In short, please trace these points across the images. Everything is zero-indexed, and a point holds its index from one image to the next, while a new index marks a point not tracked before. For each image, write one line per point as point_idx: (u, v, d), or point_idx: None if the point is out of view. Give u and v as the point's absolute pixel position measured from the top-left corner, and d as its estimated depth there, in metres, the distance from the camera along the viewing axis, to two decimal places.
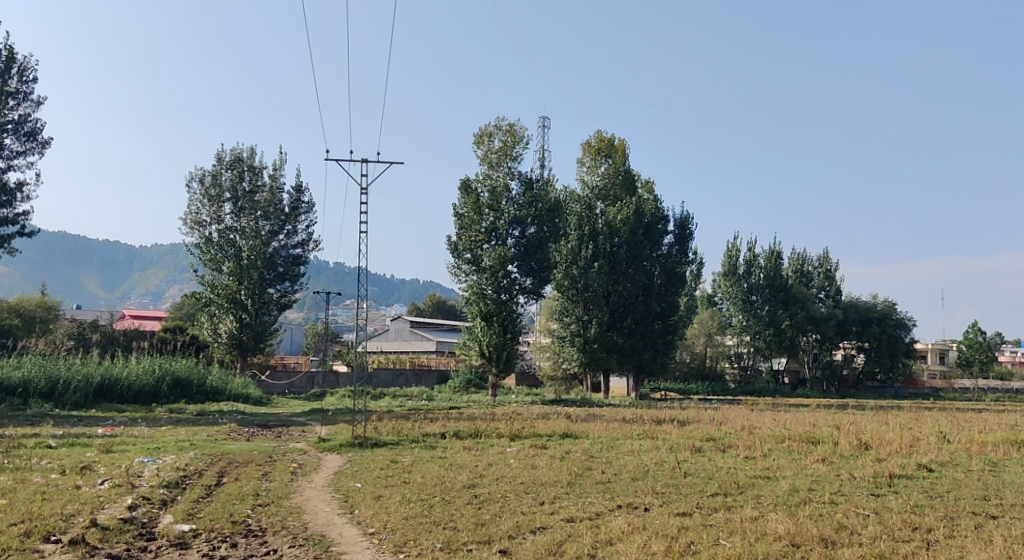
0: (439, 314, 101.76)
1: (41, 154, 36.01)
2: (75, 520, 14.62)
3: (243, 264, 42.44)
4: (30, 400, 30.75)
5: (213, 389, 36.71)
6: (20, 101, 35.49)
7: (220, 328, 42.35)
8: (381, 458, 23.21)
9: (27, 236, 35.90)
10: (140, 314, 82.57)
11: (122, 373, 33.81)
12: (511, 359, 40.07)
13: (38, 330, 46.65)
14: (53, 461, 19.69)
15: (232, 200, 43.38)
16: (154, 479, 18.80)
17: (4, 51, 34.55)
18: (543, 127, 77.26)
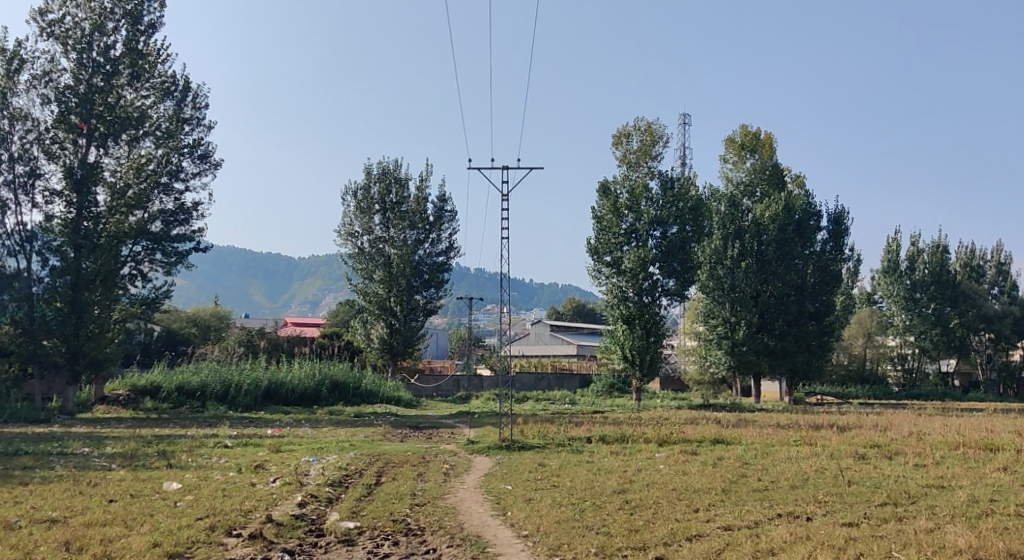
0: (580, 317, 101.97)
1: (213, 175, 38.35)
2: (253, 516, 15.51)
3: (392, 273, 43.87)
4: (207, 403, 33.32)
5: (369, 390, 38.06)
6: (194, 126, 37.96)
7: (372, 333, 43.92)
8: (529, 461, 23.45)
9: (202, 251, 38.39)
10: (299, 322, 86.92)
11: (286, 377, 35.69)
12: (656, 363, 39.52)
13: (210, 338, 49.75)
14: (230, 459, 20.97)
15: (381, 211, 44.82)
16: (320, 478, 19.69)
17: (181, 81, 37.05)
18: (682, 122, 76.53)
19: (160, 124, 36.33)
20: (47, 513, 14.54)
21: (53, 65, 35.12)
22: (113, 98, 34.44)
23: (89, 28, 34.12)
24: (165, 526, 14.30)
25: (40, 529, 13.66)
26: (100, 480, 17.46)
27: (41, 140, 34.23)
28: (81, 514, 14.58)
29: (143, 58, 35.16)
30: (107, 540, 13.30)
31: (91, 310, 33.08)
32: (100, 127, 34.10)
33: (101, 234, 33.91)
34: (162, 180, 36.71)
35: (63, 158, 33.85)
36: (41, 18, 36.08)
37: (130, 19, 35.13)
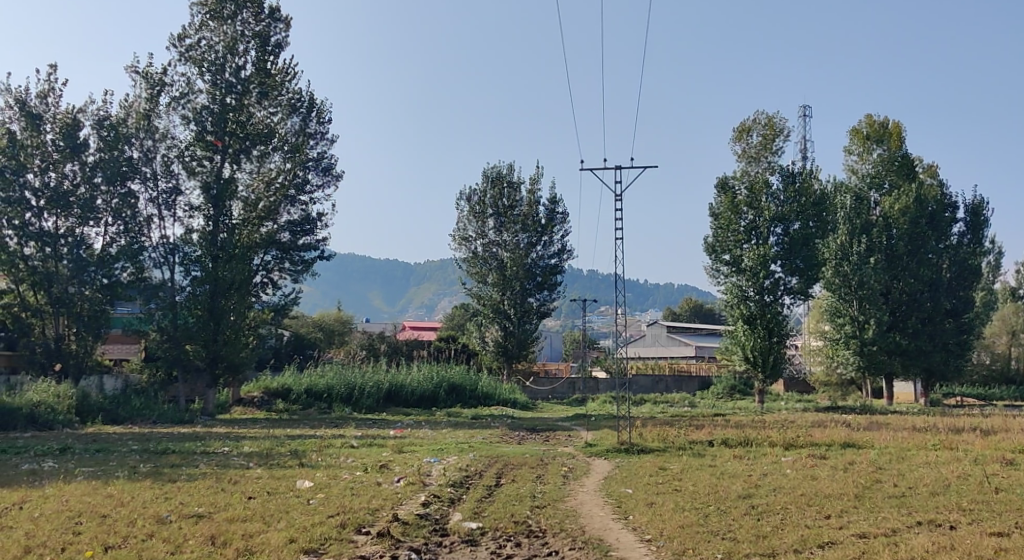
0: (697, 318, 100.20)
1: (336, 187, 39.45)
2: (380, 514, 15.79)
3: (506, 276, 44.14)
4: (333, 404, 34.90)
5: (487, 393, 38.07)
6: (318, 141, 39.12)
7: (487, 336, 44.31)
8: (649, 465, 23.07)
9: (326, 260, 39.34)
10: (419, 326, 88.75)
11: (405, 379, 36.52)
12: (779, 364, 38.39)
13: (334, 342, 51.21)
14: (356, 460, 21.54)
15: (495, 215, 45.06)
16: (442, 478, 19.94)
17: (307, 97, 38.31)
18: (804, 116, 74.24)
19: (288, 140, 37.64)
20: (194, 509, 15.18)
21: (190, 87, 37.05)
22: (244, 117, 36.37)
23: (222, 51, 36.07)
24: (299, 522, 14.72)
25: (186, 523, 14.26)
26: (239, 477, 18.17)
27: (181, 158, 36.37)
28: (223, 510, 15.18)
29: (271, 77, 36.87)
30: (247, 535, 13.77)
31: (227, 316, 35.08)
32: (233, 143, 36.18)
33: (236, 244, 35.92)
34: (290, 193, 37.90)
35: (201, 175, 36.02)
36: (179, 43, 38.05)
37: (258, 40, 36.67)
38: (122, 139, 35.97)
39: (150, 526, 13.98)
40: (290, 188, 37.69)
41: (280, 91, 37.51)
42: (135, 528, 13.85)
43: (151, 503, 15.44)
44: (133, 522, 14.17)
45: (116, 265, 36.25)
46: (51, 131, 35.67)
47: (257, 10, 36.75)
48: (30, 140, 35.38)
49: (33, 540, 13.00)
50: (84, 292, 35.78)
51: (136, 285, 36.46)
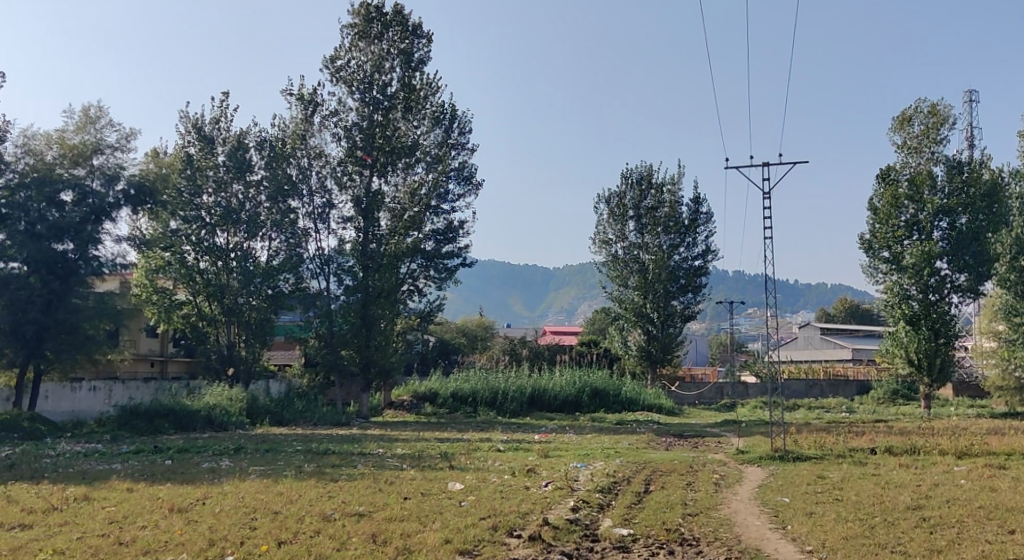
0: (854, 319, 95.74)
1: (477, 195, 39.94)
2: (530, 518, 15.70)
3: (649, 278, 43.45)
4: (478, 408, 35.55)
5: (631, 397, 37.50)
6: (461, 150, 39.69)
7: (630, 340, 43.99)
8: (807, 473, 22.02)
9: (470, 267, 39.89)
10: (565, 331, 88.91)
11: (548, 384, 36.52)
12: (947, 367, 36.22)
13: (479, 347, 51.92)
14: (505, 463, 21.65)
15: (636, 217, 44.49)
16: (590, 484, 19.69)
17: (449, 109, 39.03)
18: (971, 101, 69.44)
19: (431, 151, 38.43)
20: (355, 507, 15.56)
21: (342, 105, 38.47)
22: (390, 131, 37.48)
23: (370, 69, 37.32)
24: (453, 523, 14.81)
25: (349, 521, 14.61)
26: (395, 478, 18.56)
27: (334, 173, 37.81)
28: (382, 509, 15.48)
29: (415, 92, 37.78)
30: (406, 534, 13.98)
31: (378, 323, 36.58)
32: (381, 157, 37.33)
33: (386, 253, 37.17)
34: (434, 203, 38.65)
35: (352, 189, 37.44)
36: (331, 64, 39.75)
37: (403, 57, 37.63)
38: (282, 158, 37.85)
39: (317, 523, 14.41)
40: (434, 199, 38.45)
41: (423, 105, 38.38)
42: (303, 524, 14.28)
43: (316, 501, 15.92)
44: (302, 519, 14.64)
45: (280, 276, 37.87)
46: (222, 153, 37.87)
47: (402, 28, 37.76)
48: (205, 162, 37.81)
49: (215, 533, 13.59)
50: (252, 301, 37.65)
51: (297, 294, 38.07)
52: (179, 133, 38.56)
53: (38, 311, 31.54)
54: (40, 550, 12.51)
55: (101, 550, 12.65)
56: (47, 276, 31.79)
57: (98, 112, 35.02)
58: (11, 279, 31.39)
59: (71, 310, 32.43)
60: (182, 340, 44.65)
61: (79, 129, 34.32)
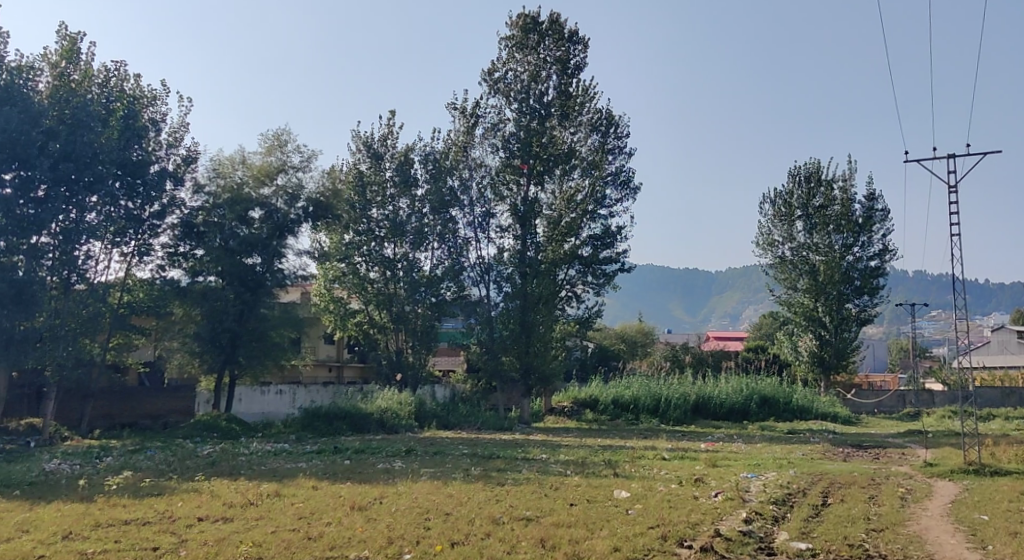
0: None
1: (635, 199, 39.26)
2: (701, 529, 15.10)
3: (820, 281, 41.47)
4: (640, 416, 35.00)
5: (803, 405, 35.79)
6: (618, 154, 39.10)
7: (801, 346, 42.38)
8: (1007, 489, 20.18)
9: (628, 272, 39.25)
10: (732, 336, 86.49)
11: (714, 392, 35.39)
12: None
13: (639, 354, 51.27)
14: (671, 472, 21.09)
15: (804, 217, 42.61)
16: (763, 495, 18.80)
17: (605, 113, 38.63)
18: None
19: (588, 158, 38.17)
20: (523, 512, 15.48)
21: (502, 117, 38.97)
22: (547, 139, 37.58)
23: (527, 80, 37.63)
24: (622, 531, 14.46)
25: (518, 525, 14.55)
26: (560, 484, 18.40)
27: (493, 183, 38.35)
28: (550, 515, 15.32)
29: (571, 99, 37.75)
30: (575, 540, 13.76)
31: (537, 328, 36.91)
32: (538, 165, 37.52)
33: (543, 260, 37.34)
34: (591, 208, 38.31)
35: (509, 198, 37.87)
36: (490, 76, 40.41)
37: (559, 65, 37.67)
38: (445, 171, 38.90)
39: (487, 526, 14.42)
40: (592, 204, 38.14)
41: (580, 112, 38.22)
42: (474, 526, 14.32)
43: (486, 504, 15.97)
44: (473, 521, 14.70)
45: (442, 285, 38.88)
46: (389, 168, 39.12)
47: (558, 37, 37.85)
48: (374, 177, 39.04)
49: (393, 532, 13.83)
50: (417, 309, 38.81)
51: (458, 302, 38.99)
52: (351, 151, 39.97)
53: (232, 320, 34.33)
54: (240, 542, 13.06)
55: (292, 544, 13.08)
56: (240, 289, 34.50)
57: (288, 136, 37.18)
58: (209, 292, 34.13)
59: (260, 319, 35.10)
60: (356, 346, 46.35)
61: (268, 152, 36.62)
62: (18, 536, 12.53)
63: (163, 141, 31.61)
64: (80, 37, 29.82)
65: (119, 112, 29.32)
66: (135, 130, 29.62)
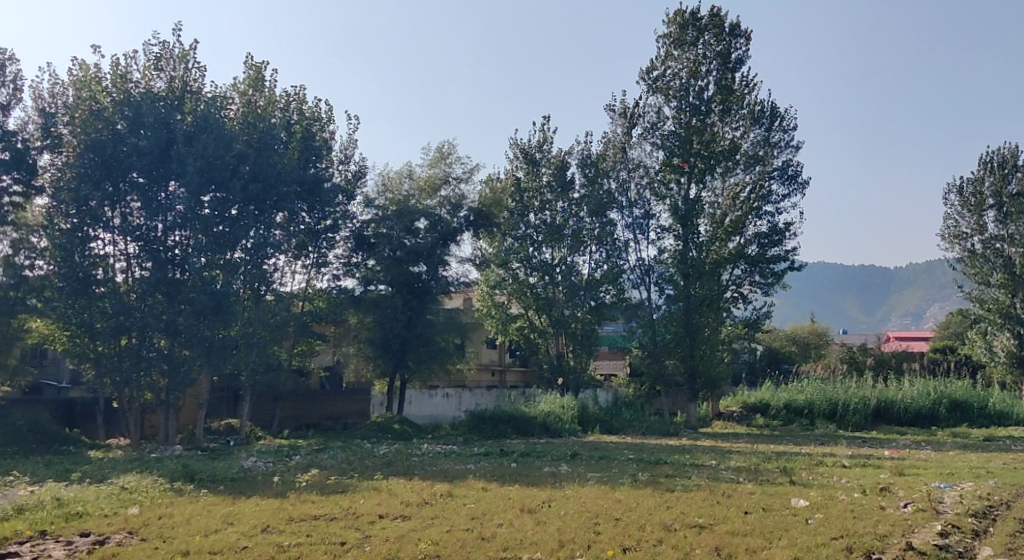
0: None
1: (803, 194, 37.53)
2: (890, 541, 14.02)
3: (1016, 274, 38.24)
4: (815, 421, 33.36)
5: (1000, 410, 32.99)
6: (785, 148, 37.54)
7: (996, 345, 39.31)
8: None
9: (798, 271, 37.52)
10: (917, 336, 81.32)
11: (897, 396, 33.22)
12: None
13: (812, 357, 49.01)
14: (852, 480, 19.86)
15: (996, 206, 39.42)
16: (959, 507, 17.25)
17: (769, 105, 37.24)
18: None
19: (752, 153, 36.90)
20: (696, 519, 14.89)
21: (661, 116, 38.22)
22: (708, 135, 36.50)
23: (686, 76, 36.71)
24: (803, 541, 13.64)
25: (691, 533, 13.99)
26: (732, 491, 17.65)
27: (652, 184, 37.65)
28: (724, 523, 14.65)
29: (734, 93, 36.53)
30: (753, 550, 13.08)
31: (702, 331, 35.94)
32: (699, 164, 36.46)
33: (706, 261, 36.34)
34: (757, 205, 36.90)
35: (671, 197, 36.93)
36: (647, 76, 39.82)
37: (720, 60, 36.62)
38: (602, 173, 38.31)
39: (659, 532, 13.94)
40: (758, 200, 36.75)
41: (742, 105, 36.90)
42: (646, 532, 13.89)
43: (656, 510, 15.49)
44: (644, 527, 14.27)
45: (601, 288, 38.50)
46: (547, 173, 38.89)
47: (719, 30, 36.76)
48: (532, 183, 38.90)
49: (564, 535, 13.60)
50: (577, 313, 38.64)
51: (619, 305, 38.53)
52: (509, 158, 40.10)
53: (402, 327, 35.43)
54: (419, 540, 13.18)
55: (468, 544, 13.11)
56: (407, 295, 35.72)
57: (450, 147, 38.07)
58: (380, 300, 35.28)
59: (426, 325, 36.08)
60: (519, 351, 46.69)
61: (433, 164, 37.60)
62: (221, 527, 13.14)
63: (336, 158, 32.82)
64: (265, 66, 31.63)
65: (298, 136, 30.92)
66: (314, 150, 31.13)
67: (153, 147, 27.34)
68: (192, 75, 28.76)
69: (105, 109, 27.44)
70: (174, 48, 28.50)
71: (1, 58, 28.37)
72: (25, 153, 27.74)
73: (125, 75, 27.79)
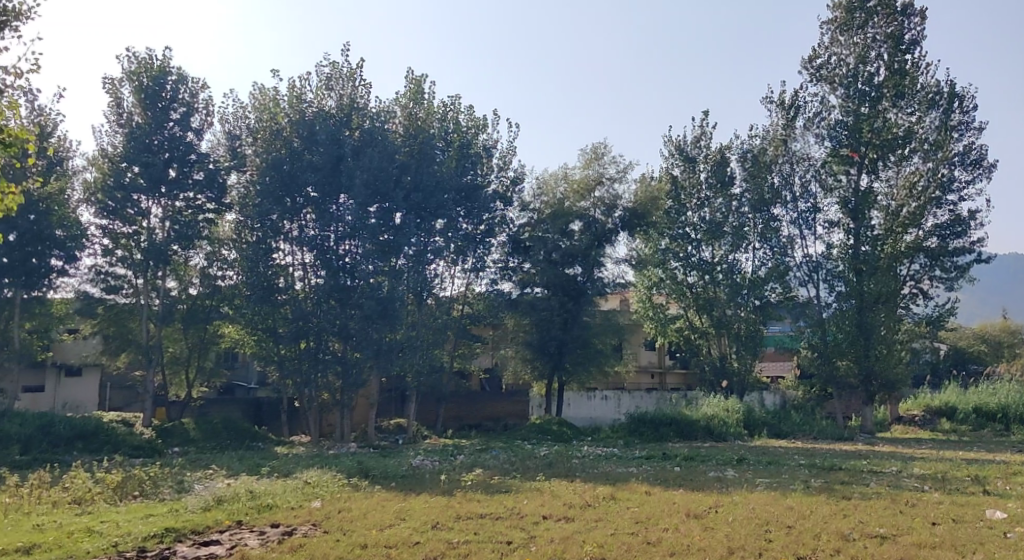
0: None
1: (990, 179, 34.33)
2: None
3: None
4: (1011, 426, 30.85)
5: None
6: (967, 131, 34.59)
7: None
8: None
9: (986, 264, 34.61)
10: None
11: None
12: None
13: (1003, 356, 45.21)
14: None
15: None
16: None
17: (947, 86, 34.50)
18: None
19: (929, 138, 34.12)
20: (876, 529, 13.87)
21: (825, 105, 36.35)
22: (880, 123, 34.39)
23: (853, 62, 34.71)
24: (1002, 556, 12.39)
25: (872, 543, 13.03)
26: (917, 500, 16.35)
27: (819, 176, 35.95)
28: (909, 534, 13.56)
29: (908, 77, 34.07)
30: None
31: (877, 330, 33.98)
32: (870, 153, 34.58)
33: (881, 256, 34.37)
34: (937, 195, 34.15)
35: (839, 190, 35.47)
36: (810, 64, 38.08)
37: (891, 42, 34.17)
38: (764, 167, 36.80)
39: (836, 542, 13.05)
40: (938, 189, 34.01)
41: (917, 89, 34.29)
42: (822, 541, 13.03)
43: (833, 519, 14.54)
44: (820, 535, 13.40)
45: (766, 287, 36.90)
46: (705, 170, 37.55)
47: (889, 11, 34.34)
48: (688, 181, 37.86)
49: (734, 542, 12.96)
50: (740, 313, 37.12)
51: (785, 304, 36.92)
52: (664, 156, 39.13)
53: (558, 329, 35.41)
54: (585, 542, 12.89)
55: (634, 547, 12.68)
56: (564, 298, 35.53)
57: (603, 148, 37.35)
58: (537, 303, 35.30)
59: (583, 328, 35.92)
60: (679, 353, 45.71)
61: (585, 165, 36.85)
62: (395, 522, 13.35)
63: (496, 165, 33.07)
64: (426, 81, 32.45)
65: (455, 144, 31.21)
66: (470, 158, 31.45)
67: (326, 162, 28.60)
68: (359, 93, 29.70)
69: (283, 128, 29.01)
70: (343, 68, 29.59)
71: (197, 85, 30.41)
72: (217, 173, 30.23)
73: (300, 96, 29.13)
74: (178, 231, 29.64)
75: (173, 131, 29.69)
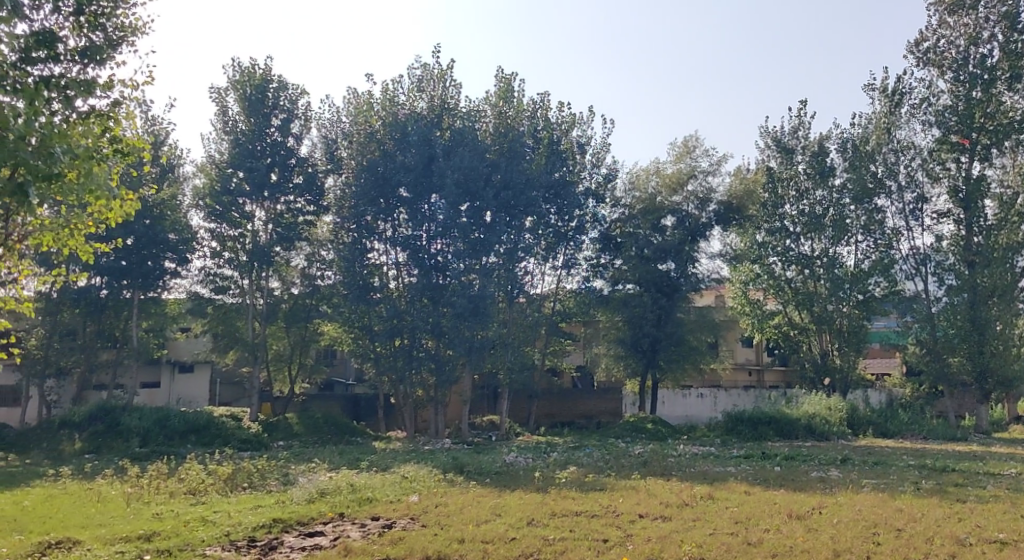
0: None
1: None
2: None
3: None
4: None
5: None
6: None
7: None
8: None
9: None
10: None
11: None
12: None
13: None
14: None
15: None
16: None
17: None
18: None
19: None
20: (996, 534, 13.07)
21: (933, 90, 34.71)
22: (993, 107, 32.65)
23: (964, 44, 32.95)
24: None
25: (991, 549, 12.28)
26: None
27: (926, 166, 34.49)
28: None
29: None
30: None
31: (992, 326, 32.28)
32: (983, 139, 32.83)
33: (996, 247, 32.59)
34: None
35: (947, 180, 33.90)
36: (916, 48, 36.51)
37: (1006, 21, 32.24)
38: (866, 157, 35.18)
39: (951, 547, 12.36)
40: None
41: None
42: (935, 546, 12.36)
43: (947, 522, 13.78)
44: (933, 540, 12.71)
45: (871, 280, 35.31)
46: (804, 161, 36.06)
47: None
48: (785, 173, 36.42)
49: (840, 544, 12.41)
50: (841, 308, 35.46)
51: (891, 298, 35.37)
52: (760, 148, 37.83)
53: (651, 325, 34.75)
54: (683, 542, 12.53)
55: (734, 548, 12.26)
56: (657, 294, 34.85)
57: (694, 141, 36.80)
58: (630, 299, 34.89)
59: (677, 324, 35.18)
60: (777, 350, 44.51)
61: (677, 159, 36.32)
62: (491, 518, 13.27)
63: (589, 161, 32.76)
64: (514, 79, 32.44)
65: (544, 141, 30.67)
66: (559, 154, 30.91)
67: (418, 163, 28.91)
68: (450, 93, 29.84)
69: (377, 131, 29.42)
70: (434, 69, 29.74)
71: (298, 92, 31.11)
72: (316, 177, 30.90)
73: (393, 98, 29.43)
74: (281, 234, 30.51)
75: (274, 137, 30.44)
